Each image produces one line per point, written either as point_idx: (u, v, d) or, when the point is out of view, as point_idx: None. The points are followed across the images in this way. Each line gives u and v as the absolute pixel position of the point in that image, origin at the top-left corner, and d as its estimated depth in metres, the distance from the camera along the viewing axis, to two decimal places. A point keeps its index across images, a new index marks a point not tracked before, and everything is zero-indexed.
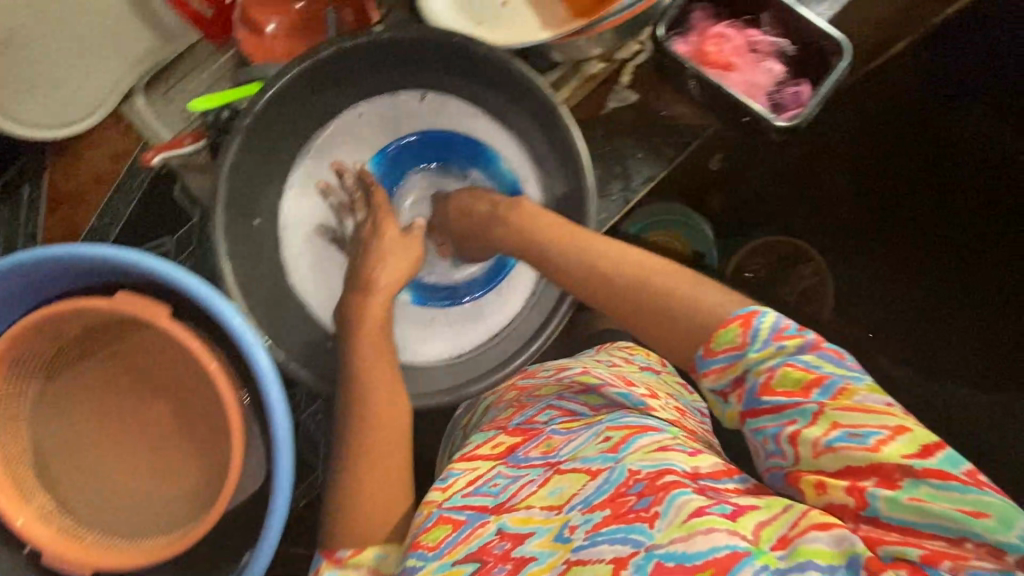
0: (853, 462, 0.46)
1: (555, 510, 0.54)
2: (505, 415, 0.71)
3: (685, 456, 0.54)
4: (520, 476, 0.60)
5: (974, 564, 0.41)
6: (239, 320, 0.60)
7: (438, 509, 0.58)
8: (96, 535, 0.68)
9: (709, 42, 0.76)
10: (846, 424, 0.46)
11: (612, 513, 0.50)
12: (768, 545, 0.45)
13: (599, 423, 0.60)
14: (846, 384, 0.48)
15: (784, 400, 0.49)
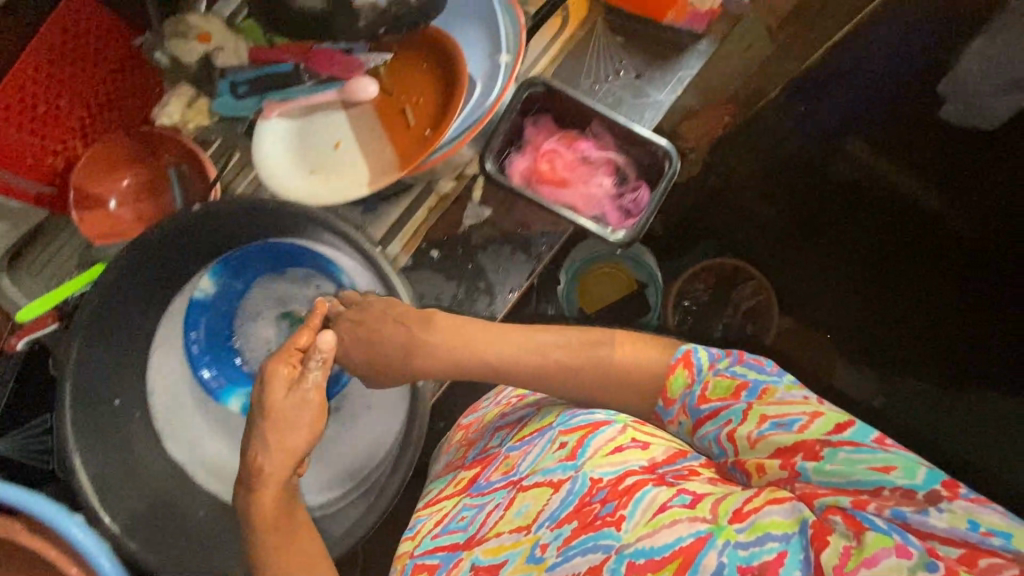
0: (781, 444, 0.48)
1: (523, 532, 0.53)
2: (458, 456, 0.72)
3: (642, 450, 0.54)
4: (487, 502, 0.59)
5: (894, 505, 0.43)
6: (80, 534, 0.67)
7: (411, 560, 0.59)
8: None
9: (542, 158, 0.76)
10: (773, 415, 0.50)
11: (580, 523, 0.50)
12: (726, 519, 0.46)
13: (553, 428, 0.59)
14: (766, 384, 0.51)
15: (716, 404, 0.52)
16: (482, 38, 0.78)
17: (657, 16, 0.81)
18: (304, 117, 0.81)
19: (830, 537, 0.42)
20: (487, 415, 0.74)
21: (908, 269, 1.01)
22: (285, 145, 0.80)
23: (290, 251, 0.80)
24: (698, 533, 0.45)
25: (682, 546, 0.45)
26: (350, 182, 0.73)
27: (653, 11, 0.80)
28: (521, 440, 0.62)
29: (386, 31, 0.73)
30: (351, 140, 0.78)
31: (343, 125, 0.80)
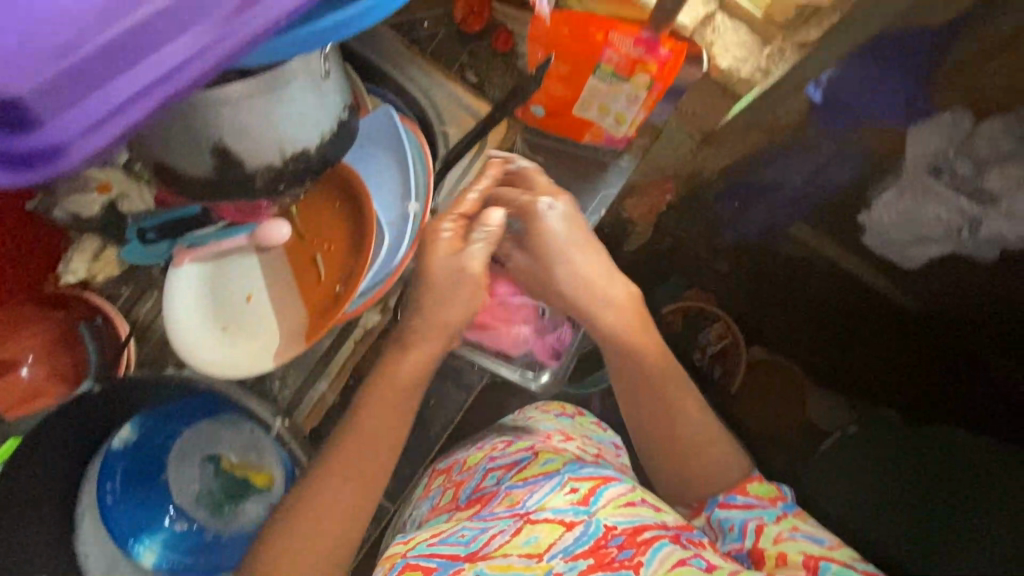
0: (806, 550, 0.55)
1: (534, 558, 0.58)
2: (447, 498, 0.78)
3: (652, 509, 0.63)
4: (489, 525, 0.64)
5: None
6: None
7: (403, 559, 0.62)
8: None
9: None
10: (803, 530, 0.57)
11: (596, 562, 0.56)
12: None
13: (561, 474, 0.68)
14: (798, 511, 0.59)
15: (754, 500, 0.60)
16: (393, 179, 0.77)
17: (570, 134, 0.80)
18: (218, 263, 0.78)
19: None
20: (471, 459, 0.82)
21: (908, 356, 0.87)
22: (199, 294, 0.77)
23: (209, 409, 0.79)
24: None
25: None
26: (252, 351, 0.72)
27: (565, 130, 0.79)
28: (523, 481, 0.70)
29: (286, 185, 0.71)
30: (263, 293, 0.76)
31: (257, 275, 0.77)
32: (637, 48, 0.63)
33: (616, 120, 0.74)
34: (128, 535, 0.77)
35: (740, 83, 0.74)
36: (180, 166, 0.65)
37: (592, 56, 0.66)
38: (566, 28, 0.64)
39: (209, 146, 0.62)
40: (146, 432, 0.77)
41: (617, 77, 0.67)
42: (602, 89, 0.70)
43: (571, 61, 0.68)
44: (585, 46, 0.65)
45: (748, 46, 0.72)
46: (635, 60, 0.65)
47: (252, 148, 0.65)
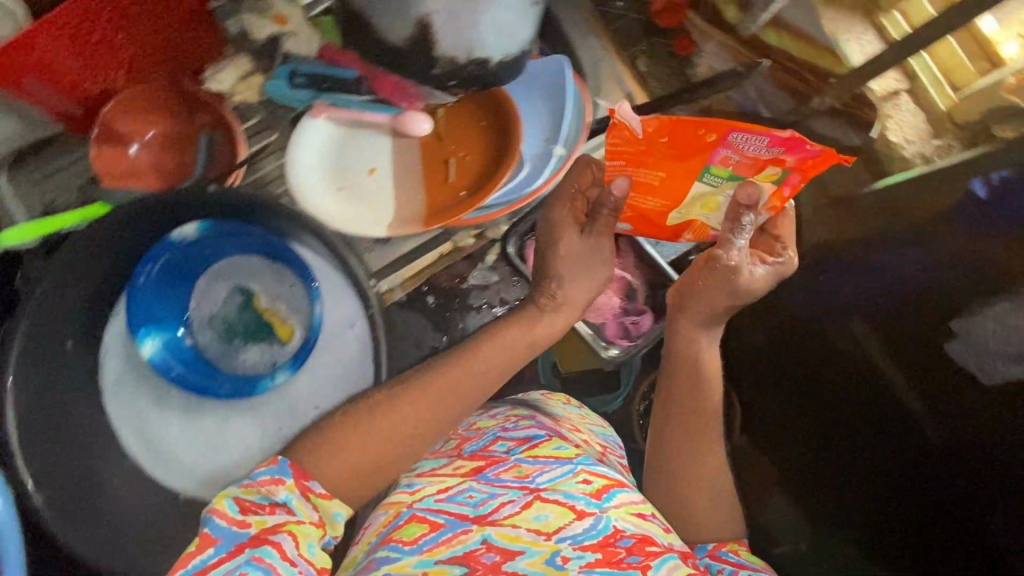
0: None
1: (543, 536, 0.66)
2: (452, 445, 0.82)
3: (661, 528, 0.70)
4: (497, 493, 0.71)
5: None
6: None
7: (409, 510, 0.70)
8: None
9: None
10: None
11: (603, 558, 0.64)
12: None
13: (574, 463, 0.75)
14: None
15: (741, 561, 0.69)
16: (543, 120, 0.80)
17: (671, 233, 0.74)
18: (351, 125, 0.80)
19: None
20: (483, 423, 0.85)
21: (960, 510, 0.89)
22: (330, 145, 0.79)
23: (276, 246, 0.75)
24: None
25: None
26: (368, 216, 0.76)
27: (645, 224, 0.74)
28: (534, 455, 0.76)
29: (455, 85, 0.73)
30: (389, 168, 0.79)
31: (387, 150, 0.80)
32: (748, 149, 0.55)
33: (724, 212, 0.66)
34: (140, 322, 0.73)
35: (897, 161, 0.83)
36: (383, 27, 0.67)
37: (690, 164, 0.59)
38: (664, 138, 0.56)
39: (416, 17, 0.65)
40: (203, 238, 0.75)
41: (734, 176, 0.59)
42: (702, 196, 0.64)
43: (663, 170, 0.61)
44: (686, 154, 0.58)
45: (921, 132, 0.81)
46: (744, 158, 0.56)
47: (453, 40, 0.67)
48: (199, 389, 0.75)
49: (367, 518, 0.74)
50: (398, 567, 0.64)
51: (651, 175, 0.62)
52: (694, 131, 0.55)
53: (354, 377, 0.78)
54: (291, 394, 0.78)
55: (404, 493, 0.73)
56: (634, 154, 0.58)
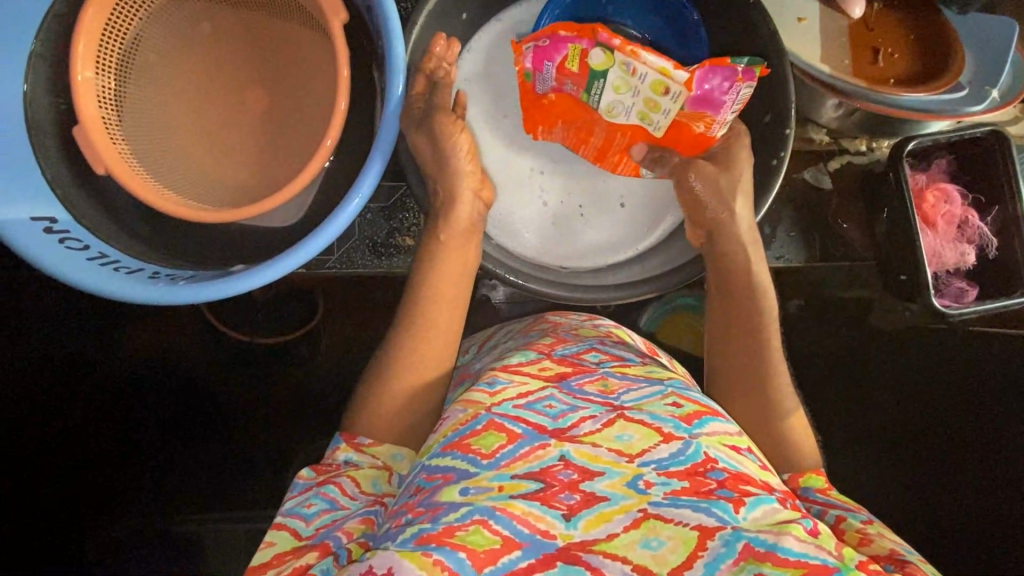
0: (895, 549, 0.60)
1: (624, 457, 0.64)
2: (545, 342, 0.82)
3: (757, 467, 0.66)
4: (578, 406, 0.70)
5: None
6: (341, 91, 0.63)
7: (488, 413, 0.66)
8: (151, 176, 0.68)
9: (932, 190, 0.75)
10: (890, 537, 0.63)
11: (690, 486, 0.61)
12: (852, 566, 0.56)
13: (666, 387, 0.73)
14: (868, 519, 0.65)
15: (836, 499, 0.68)
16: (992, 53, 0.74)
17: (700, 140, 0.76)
18: None
19: None
20: (582, 330, 0.88)
21: None
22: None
23: (680, 32, 0.77)
24: (827, 560, 0.55)
25: (808, 561, 0.55)
26: (801, 51, 0.74)
27: (687, 145, 0.77)
28: (621, 375, 0.76)
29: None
30: (823, 21, 0.75)
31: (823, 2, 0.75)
32: (554, 81, 0.74)
33: (665, 89, 0.71)
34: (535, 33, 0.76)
35: None
36: None
37: (576, 105, 0.76)
38: (539, 126, 0.79)
39: None
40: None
41: (595, 79, 0.72)
42: (625, 97, 0.73)
43: (586, 117, 0.77)
44: (568, 106, 0.76)
45: None
46: (568, 76, 0.72)
47: None
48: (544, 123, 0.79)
49: (444, 412, 0.70)
50: (476, 480, 0.61)
51: (599, 138, 0.78)
52: (532, 106, 0.77)
53: (653, 207, 0.83)
54: (605, 180, 0.83)
55: (484, 393, 0.69)
56: (568, 140, 0.79)
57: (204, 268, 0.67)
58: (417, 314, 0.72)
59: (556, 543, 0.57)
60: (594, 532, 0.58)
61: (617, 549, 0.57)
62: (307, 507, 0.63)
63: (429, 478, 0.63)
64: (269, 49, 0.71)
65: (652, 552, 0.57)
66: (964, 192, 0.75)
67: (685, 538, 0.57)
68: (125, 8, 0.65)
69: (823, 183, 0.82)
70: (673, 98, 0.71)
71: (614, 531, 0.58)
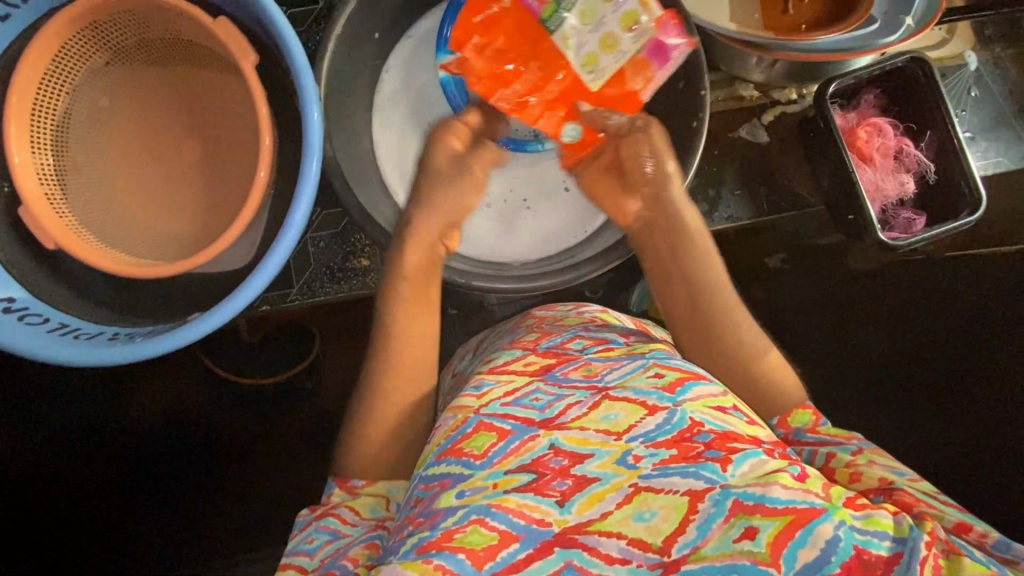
0: (886, 478, 0.59)
1: (613, 436, 0.61)
2: (530, 339, 0.82)
3: (745, 422, 0.63)
4: (564, 395, 0.67)
5: (990, 542, 0.53)
6: (264, 132, 0.65)
7: (477, 415, 0.64)
8: (101, 242, 0.70)
9: (863, 127, 0.75)
10: (881, 463, 0.61)
11: (679, 453, 0.58)
12: (841, 504, 0.53)
13: (647, 359, 0.69)
14: (859, 448, 0.63)
15: (828, 436, 0.65)
16: None
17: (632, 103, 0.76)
18: None
19: (932, 549, 0.50)
20: (566, 321, 0.88)
21: None
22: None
23: None
24: (815, 502, 0.52)
25: (797, 508, 0.52)
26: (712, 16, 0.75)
27: (618, 104, 0.77)
28: (605, 358, 0.73)
29: None
30: None
31: None
32: None
33: (629, 26, 0.74)
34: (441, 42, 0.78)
35: None
36: None
37: (530, 32, 0.77)
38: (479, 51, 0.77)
39: None
40: None
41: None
42: (586, 29, 0.76)
43: (530, 51, 0.77)
44: (516, 33, 0.77)
45: None
46: None
47: None
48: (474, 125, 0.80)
49: (438, 420, 0.69)
50: (470, 482, 0.59)
51: (529, 73, 0.77)
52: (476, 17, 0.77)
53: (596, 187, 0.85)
54: (540, 167, 0.85)
55: (472, 397, 0.67)
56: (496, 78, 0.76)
57: (164, 322, 0.69)
58: (377, 333, 0.74)
59: (553, 530, 0.55)
60: (589, 514, 0.56)
61: (611, 527, 0.55)
62: (310, 543, 0.64)
63: (427, 487, 0.62)
64: (193, 104, 0.73)
65: (646, 524, 0.55)
66: (895, 123, 0.75)
67: (675, 505, 0.55)
68: (48, 87, 0.68)
69: (760, 137, 0.82)
70: (633, 37, 0.74)
71: (607, 510, 0.56)
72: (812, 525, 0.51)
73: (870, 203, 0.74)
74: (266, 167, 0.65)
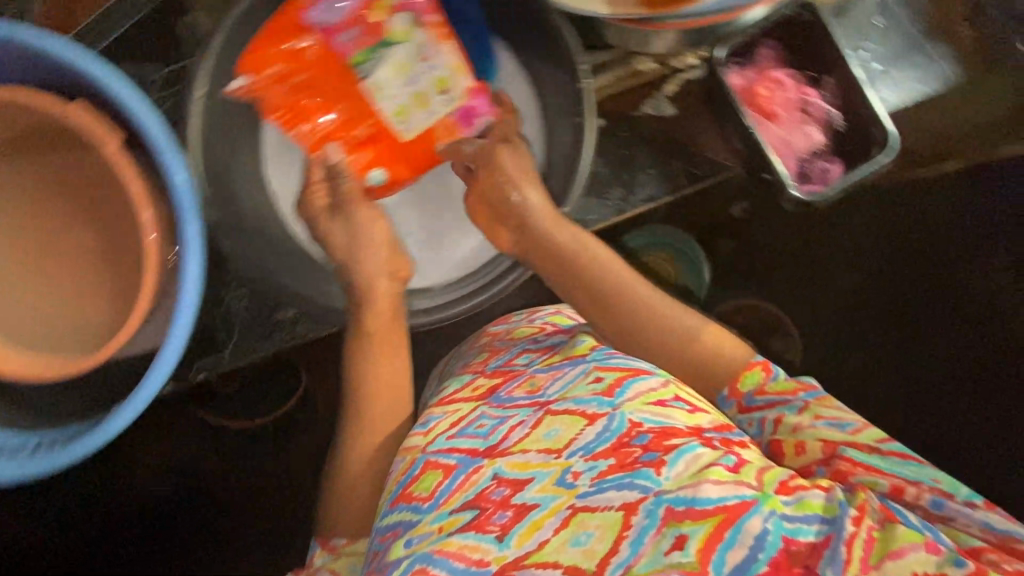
0: (830, 437, 0.57)
1: (553, 454, 0.60)
2: (479, 360, 0.79)
3: (686, 411, 0.61)
4: (507, 416, 0.66)
5: (933, 496, 0.51)
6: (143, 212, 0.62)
7: (423, 455, 0.65)
8: (10, 348, 0.68)
9: (762, 83, 0.72)
10: (828, 416, 0.58)
11: (616, 463, 0.57)
12: (772, 491, 0.53)
13: (589, 361, 0.67)
14: (805, 403, 0.60)
15: (774, 396, 0.62)
16: None
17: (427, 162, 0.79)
18: None
19: (864, 524, 0.49)
20: (519, 330, 0.83)
21: None
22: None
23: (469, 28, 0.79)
24: (745, 495, 0.51)
25: (727, 505, 0.51)
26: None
27: (412, 161, 0.78)
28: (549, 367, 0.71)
29: None
30: None
31: None
32: (337, 25, 0.74)
33: (443, 90, 0.76)
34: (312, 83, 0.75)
35: None
36: None
37: (334, 69, 0.75)
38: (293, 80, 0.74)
39: None
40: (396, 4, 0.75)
41: (382, 45, 0.75)
42: (395, 81, 0.76)
43: (332, 90, 0.76)
44: (322, 66, 0.75)
45: None
46: (359, 24, 0.74)
47: None
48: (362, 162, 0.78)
49: (390, 468, 0.69)
50: (418, 528, 0.59)
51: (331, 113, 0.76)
52: (285, 37, 0.72)
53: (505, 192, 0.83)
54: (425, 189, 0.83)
55: (418, 436, 0.68)
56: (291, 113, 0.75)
57: (89, 418, 0.68)
58: None
59: (493, 569, 0.55)
60: (527, 545, 0.55)
61: (547, 556, 0.54)
62: None
63: (383, 540, 0.62)
64: (75, 188, 0.70)
65: (581, 548, 0.54)
66: (795, 73, 0.72)
67: (611, 523, 0.54)
68: None
69: (665, 110, 0.80)
70: (444, 100, 0.76)
71: (544, 538, 0.55)
72: (741, 522, 0.50)
73: (778, 159, 0.71)
74: (154, 247, 0.63)
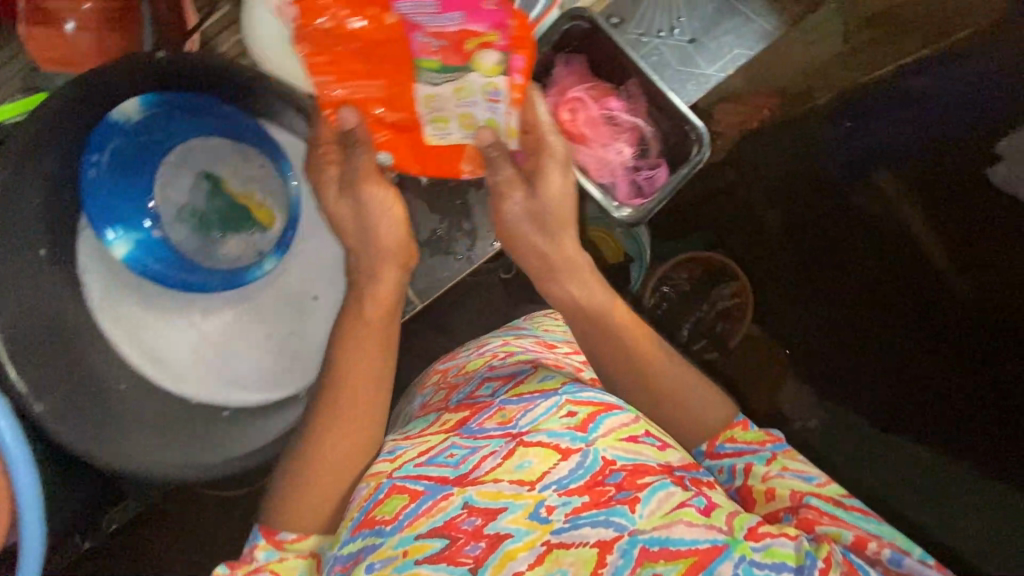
0: (796, 487, 0.53)
1: (527, 486, 0.51)
2: (439, 398, 0.68)
3: (658, 448, 0.54)
4: (479, 446, 0.55)
5: (894, 551, 0.49)
6: None
7: (388, 480, 0.54)
8: None
9: (564, 106, 0.68)
10: (793, 468, 0.54)
11: (591, 500, 0.49)
12: (743, 536, 0.48)
13: (560, 393, 0.56)
14: (773, 455, 0.56)
15: (744, 446, 0.57)
16: None
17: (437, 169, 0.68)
18: None
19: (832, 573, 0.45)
20: (471, 364, 0.69)
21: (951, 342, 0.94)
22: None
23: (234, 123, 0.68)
24: (717, 540, 0.47)
25: (700, 550, 0.46)
26: None
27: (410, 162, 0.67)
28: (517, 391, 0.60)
29: None
30: None
31: None
32: (424, 21, 0.52)
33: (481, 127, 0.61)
34: (102, 216, 0.68)
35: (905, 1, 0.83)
36: None
37: (395, 52, 0.55)
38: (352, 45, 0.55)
39: None
40: (149, 117, 0.66)
41: (448, 66, 0.55)
42: (453, 102, 0.58)
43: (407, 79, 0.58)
44: (385, 46, 0.55)
45: None
46: (468, 35, 0.52)
47: None
48: (183, 286, 0.71)
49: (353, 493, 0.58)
50: (379, 553, 0.50)
51: (377, 112, 0.62)
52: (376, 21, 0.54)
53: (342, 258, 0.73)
54: (285, 280, 0.75)
55: (386, 461, 0.57)
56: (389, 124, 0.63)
57: None
58: None
59: None
60: None
61: None
62: None
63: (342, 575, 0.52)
64: None
65: None
66: (594, 86, 0.69)
67: (585, 560, 0.47)
68: None
69: None
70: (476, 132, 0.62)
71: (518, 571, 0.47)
72: (715, 566, 0.45)
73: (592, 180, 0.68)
74: None
